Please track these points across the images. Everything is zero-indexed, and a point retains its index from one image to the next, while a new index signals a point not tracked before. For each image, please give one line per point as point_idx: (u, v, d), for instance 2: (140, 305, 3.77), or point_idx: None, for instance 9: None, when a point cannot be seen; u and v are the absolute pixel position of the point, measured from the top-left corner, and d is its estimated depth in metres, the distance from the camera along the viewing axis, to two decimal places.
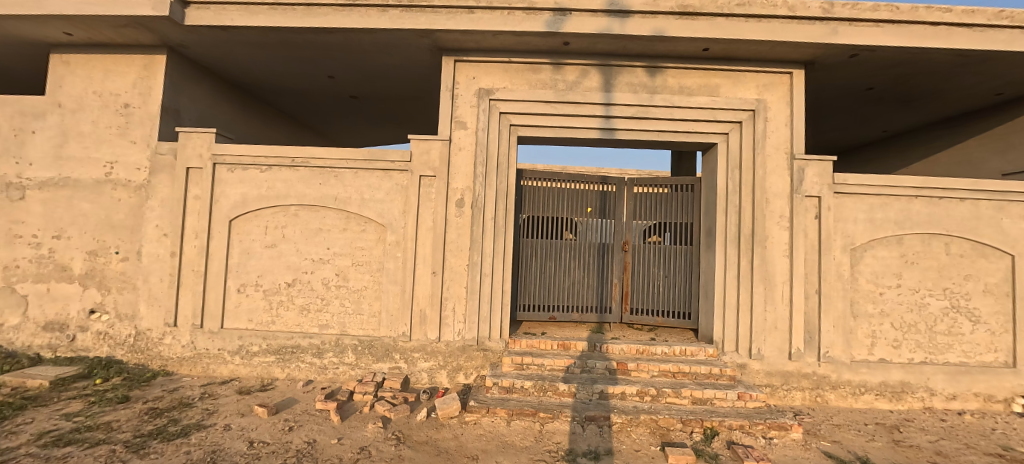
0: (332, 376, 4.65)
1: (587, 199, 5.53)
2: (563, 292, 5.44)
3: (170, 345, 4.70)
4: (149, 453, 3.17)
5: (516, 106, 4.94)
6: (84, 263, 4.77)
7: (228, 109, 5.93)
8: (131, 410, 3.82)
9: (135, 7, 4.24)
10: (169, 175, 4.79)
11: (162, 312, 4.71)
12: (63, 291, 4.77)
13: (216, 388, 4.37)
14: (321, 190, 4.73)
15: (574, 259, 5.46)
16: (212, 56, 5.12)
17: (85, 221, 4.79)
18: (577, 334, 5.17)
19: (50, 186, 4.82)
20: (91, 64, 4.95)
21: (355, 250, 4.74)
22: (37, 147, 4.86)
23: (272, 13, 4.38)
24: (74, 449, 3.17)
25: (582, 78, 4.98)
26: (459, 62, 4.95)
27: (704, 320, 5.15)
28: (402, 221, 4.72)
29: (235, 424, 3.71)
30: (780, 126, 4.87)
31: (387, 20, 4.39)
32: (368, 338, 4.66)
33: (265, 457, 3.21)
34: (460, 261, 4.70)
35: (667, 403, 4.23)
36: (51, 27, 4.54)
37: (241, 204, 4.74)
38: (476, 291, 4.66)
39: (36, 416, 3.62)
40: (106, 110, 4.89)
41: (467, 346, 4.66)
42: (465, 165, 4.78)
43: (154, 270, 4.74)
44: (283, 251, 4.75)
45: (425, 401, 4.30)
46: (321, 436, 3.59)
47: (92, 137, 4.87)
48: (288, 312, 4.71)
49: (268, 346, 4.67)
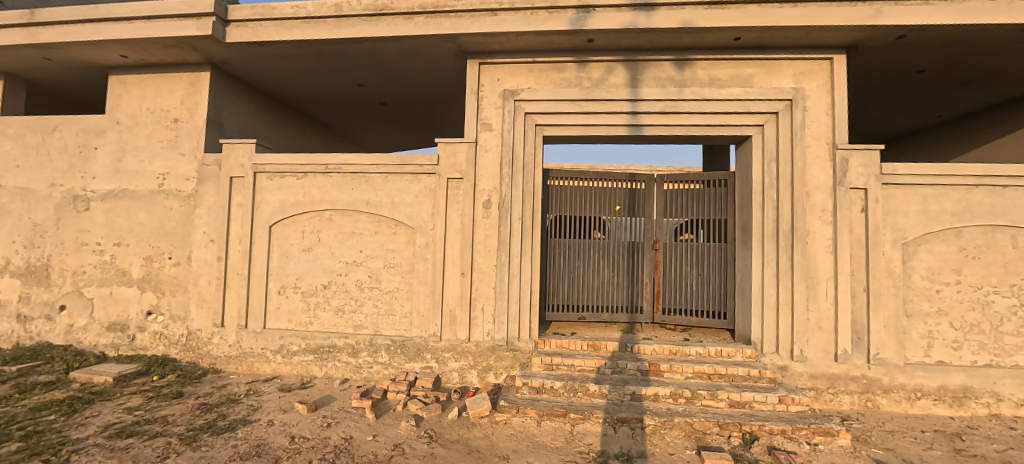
0: (367, 375, 4.79)
1: (615, 197, 5.43)
2: (593, 292, 5.36)
3: (218, 344, 4.99)
4: (201, 446, 3.39)
5: (541, 106, 4.92)
6: (142, 268, 5.14)
7: (267, 119, 6.23)
8: (186, 405, 4.09)
9: (182, 28, 4.54)
10: (215, 184, 5.09)
11: (211, 313, 5.01)
12: (123, 295, 5.16)
13: (260, 385, 4.61)
14: (353, 194, 4.89)
15: (603, 258, 5.39)
16: (251, 70, 5.40)
17: (142, 229, 5.16)
18: (607, 334, 5.09)
19: (111, 197, 5.23)
20: (144, 83, 5.34)
21: (387, 252, 4.87)
22: (100, 162, 5.29)
23: (305, 27, 4.58)
24: (135, 441, 3.43)
25: (607, 75, 4.91)
26: (484, 65, 5.00)
27: (741, 320, 4.95)
28: (431, 223, 4.81)
29: (278, 420, 3.90)
30: (820, 115, 4.63)
31: (413, 27, 4.49)
32: (401, 337, 4.78)
33: (305, 453, 3.36)
34: (488, 262, 4.74)
35: (703, 406, 4.10)
36: (109, 50, 4.93)
37: (280, 210, 4.97)
38: (505, 292, 4.69)
39: (103, 409, 3.94)
40: (157, 125, 5.25)
41: (497, 347, 4.70)
42: (491, 167, 4.82)
43: (203, 273, 5.05)
44: (320, 254, 4.94)
45: (456, 401, 4.36)
46: (356, 432, 3.72)
47: (147, 152, 5.24)
48: (325, 313, 4.90)
49: (307, 346, 4.87)
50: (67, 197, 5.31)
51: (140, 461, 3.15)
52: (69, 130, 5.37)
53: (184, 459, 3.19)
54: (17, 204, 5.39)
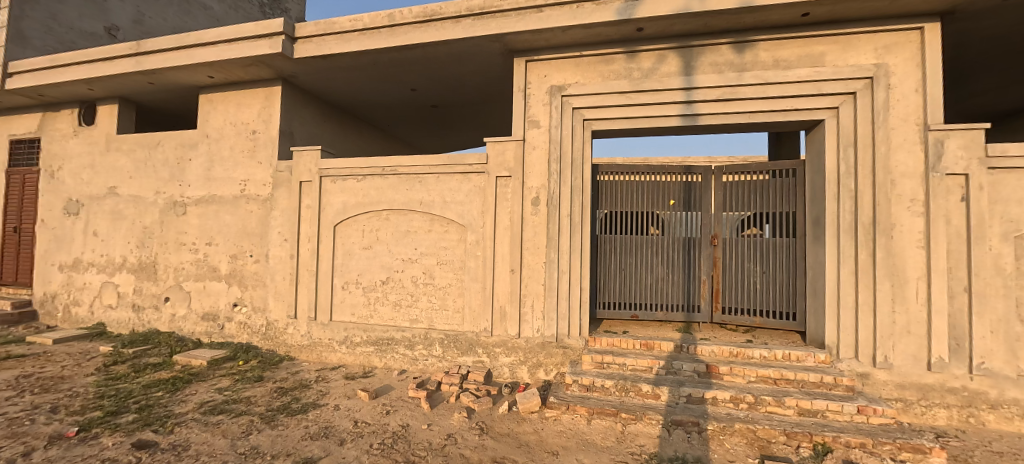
0: (422, 367, 5.01)
1: (670, 191, 5.17)
2: (646, 290, 5.18)
3: (292, 334, 5.48)
4: (278, 425, 3.77)
5: (589, 100, 4.83)
6: (228, 265, 5.78)
7: (330, 127, 6.71)
8: (266, 387, 4.56)
9: (258, 47, 5.02)
10: (287, 188, 5.58)
11: (286, 306, 5.51)
12: (214, 288, 5.83)
13: (328, 372, 5.00)
14: (408, 195, 5.14)
15: (656, 255, 5.18)
16: (317, 82, 5.84)
17: (228, 230, 5.80)
18: (662, 333, 4.90)
19: (203, 202, 5.93)
20: (227, 99, 5.96)
21: (440, 250, 5.06)
22: (194, 172, 6.00)
23: (362, 38, 4.88)
24: (224, 418, 3.89)
25: (659, 64, 4.71)
26: (530, 62, 5.01)
27: (813, 322, 4.54)
28: (481, 221, 4.93)
29: (343, 405, 4.22)
30: (908, 92, 4.11)
31: (461, 30, 4.62)
32: (454, 332, 4.95)
33: (366, 437, 3.61)
34: (537, 259, 4.77)
35: (768, 413, 3.84)
36: (200, 72, 5.57)
37: (343, 210, 5.35)
38: (554, 288, 4.69)
39: (198, 388, 4.50)
40: (239, 136, 5.85)
41: (547, 343, 4.71)
42: (540, 164, 4.83)
43: (278, 270, 5.56)
44: (378, 252, 5.25)
45: (507, 395, 4.43)
46: (413, 421, 3.92)
47: (231, 162, 5.86)
48: (384, 307, 5.20)
49: (369, 338, 5.20)
50: (168, 203, 6.10)
51: (228, 435, 3.57)
52: (170, 144, 6.15)
53: (264, 436, 3.57)
54: (131, 210, 6.28)
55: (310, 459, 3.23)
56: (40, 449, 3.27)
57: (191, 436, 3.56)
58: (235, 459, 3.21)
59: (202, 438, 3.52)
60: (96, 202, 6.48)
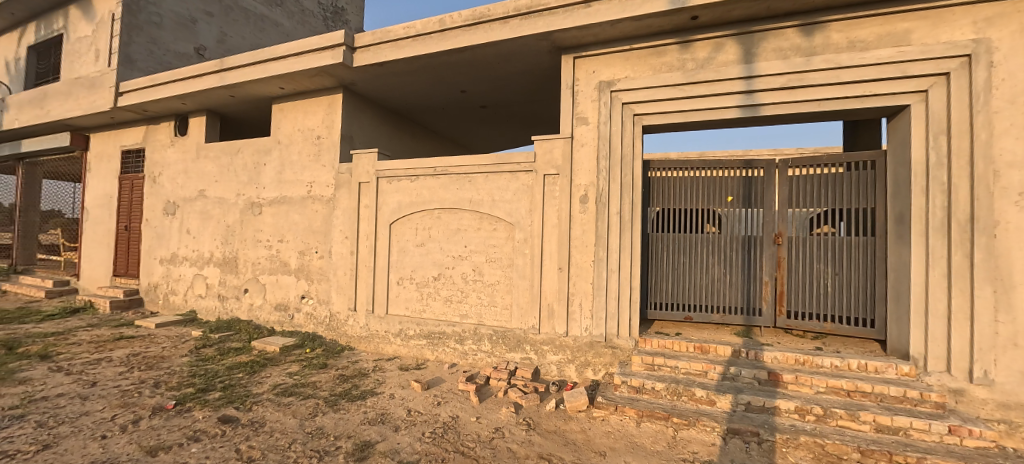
0: (472, 361, 5.15)
1: (728, 187, 4.87)
2: (701, 291, 4.93)
3: (353, 325, 5.86)
4: (339, 409, 4.07)
5: (639, 94, 4.67)
6: (297, 260, 6.28)
7: (386, 130, 7.07)
8: (329, 374, 4.92)
9: (322, 58, 5.40)
10: (348, 189, 5.95)
11: (347, 299, 5.89)
12: (286, 281, 6.36)
13: (384, 363, 5.30)
14: (458, 194, 5.30)
15: (712, 254, 4.91)
16: (375, 88, 6.18)
17: (297, 228, 6.30)
18: (718, 337, 4.66)
19: (276, 202, 6.48)
20: (296, 107, 6.46)
21: (489, 248, 5.16)
22: (269, 175, 6.58)
23: (415, 44, 5.09)
24: (293, 399, 4.25)
25: (715, 53, 4.47)
26: (579, 59, 4.95)
27: (894, 330, 4.10)
28: (528, 219, 4.96)
29: (398, 394, 4.45)
30: (1016, 70, 3.58)
31: (508, 30, 4.67)
32: (502, 328, 5.03)
33: (419, 425, 3.79)
34: (585, 257, 4.72)
35: (839, 427, 3.52)
36: (273, 84, 6.09)
37: (398, 209, 5.63)
38: (602, 287, 4.63)
39: (272, 372, 4.96)
40: (306, 142, 6.32)
41: (595, 343, 4.65)
42: (588, 161, 4.76)
43: (340, 265, 5.96)
44: (431, 249, 5.46)
45: (554, 393, 4.43)
46: (462, 413, 4.05)
47: (299, 165, 6.35)
48: (435, 302, 5.41)
49: (421, 331, 5.44)
50: (247, 204, 6.74)
51: (298, 415, 3.91)
52: (248, 150, 6.78)
53: (328, 419, 3.87)
54: (217, 210, 7.01)
55: (368, 443, 3.45)
56: (146, 418, 3.78)
57: (266, 414, 3.93)
58: (302, 438, 3.51)
59: (276, 417, 3.88)
60: (189, 203, 7.31)
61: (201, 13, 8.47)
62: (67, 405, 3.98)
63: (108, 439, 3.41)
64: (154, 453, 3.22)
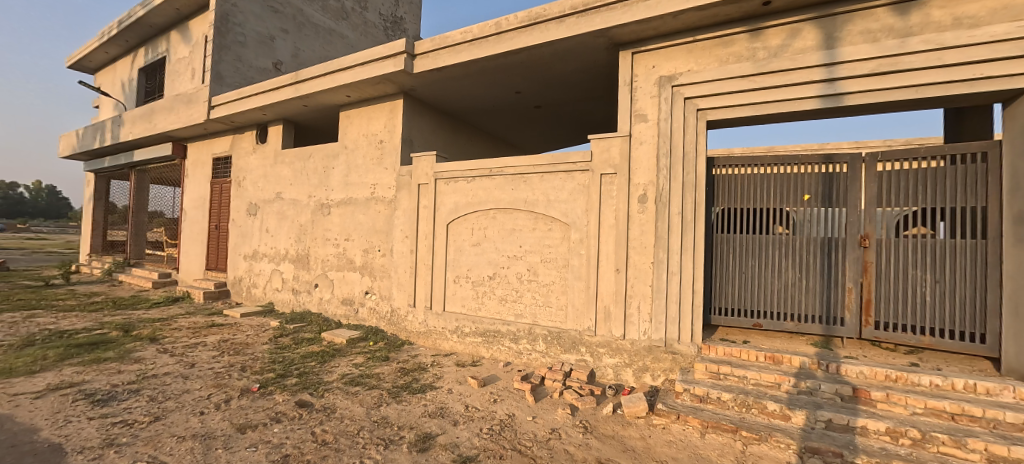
0: (526, 361, 5.15)
1: (804, 184, 4.47)
2: (772, 297, 4.57)
3: (412, 320, 6.08)
4: (402, 400, 4.24)
5: (703, 88, 4.42)
6: (362, 257, 6.63)
7: (443, 133, 7.27)
8: (391, 367, 5.15)
9: (385, 66, 5.66)
10: (408, 191, 6.19)
11: (407, 295, 6.13)
12: (351, 277, 6.74)
13: (442, 358, 5.44)
14: (513, 194, 5.33)
15: (785, 257, 4.53)
16: (433, 93, 6.38)
17: (362, 228, 6.65)
18: (793, 347, 4.29)
19: (343, 203, 6.88)
20: (361, 113, 6.82)
21: (544, 248, 5.14)
22: (337, 178, 7.00)
23: (472, 48, 5.19)
24: (360, 389, 4.49)
25: (790, 39, 4.14)
26: (637, 54, 4.79)
27: (1012, 347, 3.56)
28: (585, 220, 4.87)
29: (456, 389, 4.55)
30: None
31: (565, 29, 4.62)
32: (557, 329, 4.98)
33: (477, 421, 3.84)
34: (644, 259, 4.56)
35: (940, 454, 3.12)
36: (340, 92, 6.47)
37: (455, 210, 5.77)
38: (662, 290, 4.45)
39: (341, 362, 5.27)
40: (370, 146, 6.66)
41: (655, 347, 4.47)
42: (647, 159, 4.60)
43: (401, 263, 6.21)
44: (486, 248, 5.54)
45: (611, 397, 4.31)
46: (518, 411, 4.06)
47: (364, 169, 6.70)
48: (490, 301, 5.48)
49: (477, 329, 5.53)
50: (318, 205, 7.22)
51: (364, 404, 4.12)
52: (319, 155, 7.26)
53: (391, 409, 4.04)
54: (292, 211, 7.58)
55: (429, 435, 3.57)
56: (235, 398, 4.17)
57: (337, 401, 4.19)
58: (369, 426, 3.70)
59: (345, 404, 4.12)
60: (268, 204, 7.96)
61: (278, 30, 9.23)
62: (172, 382, 4.49)
63: (206, 415, 3.80)
64: (243, 430, 3.54)
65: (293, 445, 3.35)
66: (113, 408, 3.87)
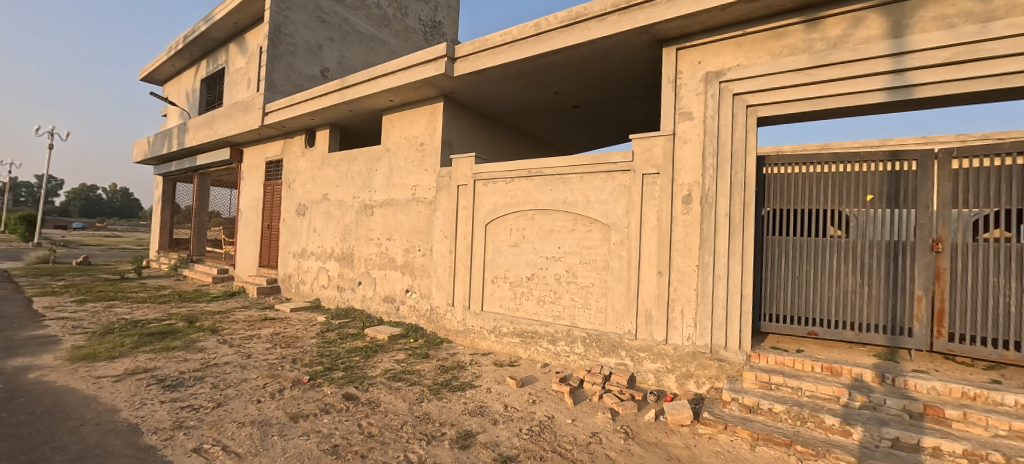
0: (564, 362, 5.09)
1: (866, 183, 4.16)
2: (829, 304, 4.29)
3: (451, 319, 6.16)
4: (442, 397, 4.29)
5: (754, 83, 4.22)
6: (403, 256, 6.80)
7: (482, 134, 7.34)
8: (431, 364, 5.23)
9: (426, 70, 5.78)
10: (447, 191, 6.28)
11: (446, 294, 6.22)
12: (393, 276, 6.92)
13: (480, 357, 5.48)
14: (552, 195, 5.29)
15: (844, 262, 4.24)
16: (472, 95, 6.45)
17: (403, 228, 6.82)
18: (852, 358, 4.01)
19: (386, 204, 7.08)
20: (403, 117, 6.99)
21: (583, 249, 5.07)
22: (379, 179, 7.22)
23: (512, 50, 5.21)
24: (402, 384, 4.59)
25: (852, 29, 3.89)
26: (682, 50, 4.64)
27: None
28: (625, 221, 4.77)
29: (495, 388, 4.56)
30: None
31: (606, 27, 4.55)
32: (596, 332, 4.89)
33: (516, 421, 3.83)
34: (688, 261, 4.40)
35: None
36: (383, 97, 6.66)
37: (493, 210, 5.80)
38: (708, 294, 4.28)
39: (383, 358, 5.42)
40: (411, 148, 6.82)
41: (699, 353, 4.30)
42: (692, 158, 4.44)
43: (440, 262, 6.31)
44: (524, 249, 5.53)
45: (653, 403, 4.18)
46: (557, 413, 4.01)
47: (405, 170, 6.87)
48: (528, 301, 5.46)
49: (514, 329, 5.52)
50: (362, 206, 7.46)
51: (407, 400, 4.21)
52: (363, 157, 7.51)
53: (432, 405, 4.11)
54: (337, 211, 7.88)
55: (470, 432, 3.59)
56: (288, 388, 4.37)
57: (380, 396, 4.30)
58: (412, 420, 3.77)
59: (389, 398, 4.23)
60: (316, 205, 8.32)
61: (325, 39, 9.66)
62: (231, 371, 4.76)
63: (262, 403, 4.00)
64: (295, 419, 3.70)
65: (342, 436, 3.46)
66: (182, 393, 4.16)
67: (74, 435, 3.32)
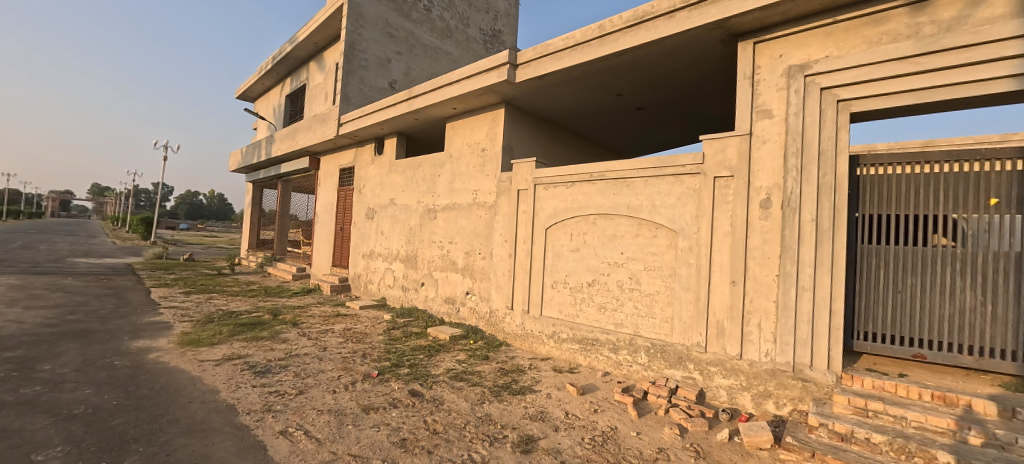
0: (626, 372, 4.89)
1: (988, 186, 3.61)
2: (939, 323, 3.76)
3: (510, 322, 6.16)
4: (503, 400, 4.29)
5: (846, 75, 3.83)
6: (464, 259, 6.93)
7: (543, 138, 7.32)
8: (491, 366, 5.26)
9: (489, 77, 5.88)
10: (508, 196, 6.32)
11: (505, 297, 6.24)
12: (454, 278, 7.08)
13: (539, 362, 5.42)
14: (615, 199, 5.14)
15: (959, 276, 3.69)
16: (533, 100, 6.46)
17: (465, 231, 6.96)
18: (971, 387, 3.47)
19: (448, 208, 7.27)
20: (465, 123, 7.16)
21: (648, 255, 4.86)
22: (442, 184, 7.43)
23: (574, 53, 5.15)
24: (463, 384, 4.66)
25: (969, 10, 3.41)
26: (760, 43, 4.33)
27: None
28: (694, 226, 4.51)
29: (555, 394, 4.47)
30: None
31: (675, 25, 4.36)
32: (661, 342, 4.65)
33: (578, 430, 3.72)
34: (767, 271, 4.06)
35: None
36: (447, 105, 6.87)
37: (554, 215, 5.75)
38: (790, 308, 3.92)
39: (445, 357, 5.54)
40: (473, 154, 6.95)
41: (779, 372, 3.94)
42: (772, 159, 4.11)
43: (500, 266, 6.35)
44: (585, 254, 5.42)
45: (726, 422, 3.89)
46: (621, 424, 3.85)
47: (467, 175, 7.01)
48: (588, 308, 5.33)
49: (574, 335, 5.41)
50: (425, 210, 7.73)
51: (469, 400, 4.25)
52: (427, 163, 7.78)
53: (494, 407, 4.11)
54: (403, 215, 8.22)
55: (531, 437, 3.55)
56: (360, 381, 4.59)
57: (444, 394, 4.39)
58: (474, 421, 3.80)
59: (452, 397, 4.30)
60: (383, 209, 8.74)
61: (393, 53, 10.19)
62: (310, 362, 5.10)
63: (338, 393, 4.23)
64: (367, 411, 3.87)
65: (409, 431, 3.56)
66: (269, 379, 4.51)
67: (183, 410, 3.71)
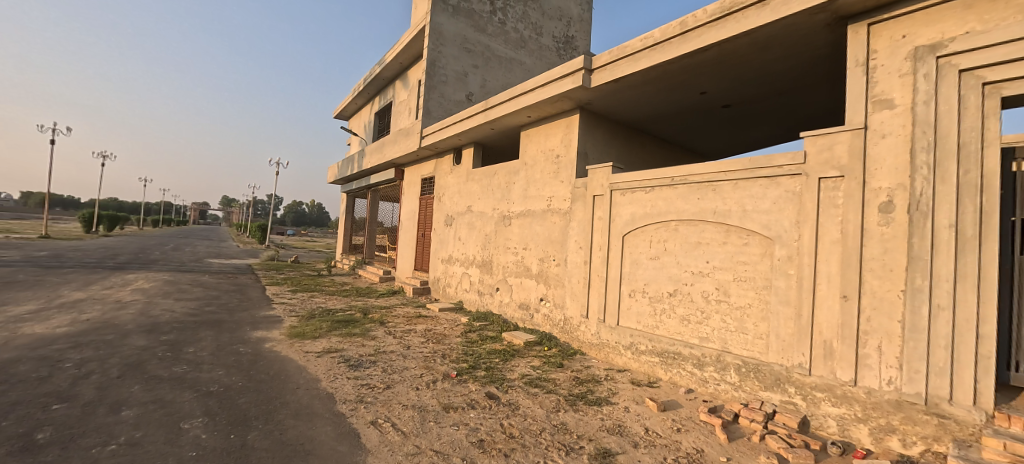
0: (713, 391, 4.50)
1: None
2: None
3: (585, 331, 6.00)
4: (579, 409, 4.17)
5: (995, 53, 3.19)
6: (538, 266, 6.91)
7: (619, 142, 7.08)
8: (566, 374, 5.14)
9: (563, 84, 5.82)
10: (583, 202, 6.18)
11: (580, 305, 6.10)
12: (528, 284, 7.08)
13: (615, 373, 5.20)
14: (700, 204, 4.78)
15: None
16: (609, 104, 6.28)
17: (539, 238, 6.93)
18: None
19: (523, 214, 7.30)
20: (540, 131, 7.16)
21: (738, 265, 4.44)
22: (517, 191, 7.49)
23: (653, 53, 4.92)
24: (538, 390, 4.61)
25: None
26: (876, 25, 3.78)
27: None
28: (795, 234, 4.03)
29: (633, 408, 4.25)
30: None
31: (769, 13, 3.96)
32: (754, 361, 4.21)
33: (659, 448, 3.48)
34: (888, 286, 3.49)
35: None
36: (522, 114, 6.92)
37: (631, 221, 5.50)
38: (920, 330, 3.32)
39: (520, 362, 5.53)
40: (547, 161, 6.92)
41: (906, 404, 3.36)
42: (894, 156, 3.54)
43: (575, 273, 6.22)
44: (666, 263, 5.11)
45: (836, 457, 3.39)
46: (708, 447, 3.53)
47: (541, 182, 6.99)
48: (670, 320, 5.01)
49: (654, 348, 5.11)
50: (500, 217, 7.84)
51: (544, 407, 4.19)
52: (503, 171, 7.90)
53: (569, 416, 4.01)
54: (479, 222, 8.42)
55: (609, 451, 3.39)
56: (440, 380, 4.75)
57: (519, 399, 4.37)
58: (550, 428, 3.72)
59: (527, 403, 4.27)
60: (461, 216, 9.03)
61: (471, 66, 10.56)
62: (395, 359, 5.40)
63: (420, 390, 4.41)
64: (447, 409, 3.98)
65: (487, 432, 3.59)
66: (361, 372, 4.84)
67: (294, 394, 4.11)
